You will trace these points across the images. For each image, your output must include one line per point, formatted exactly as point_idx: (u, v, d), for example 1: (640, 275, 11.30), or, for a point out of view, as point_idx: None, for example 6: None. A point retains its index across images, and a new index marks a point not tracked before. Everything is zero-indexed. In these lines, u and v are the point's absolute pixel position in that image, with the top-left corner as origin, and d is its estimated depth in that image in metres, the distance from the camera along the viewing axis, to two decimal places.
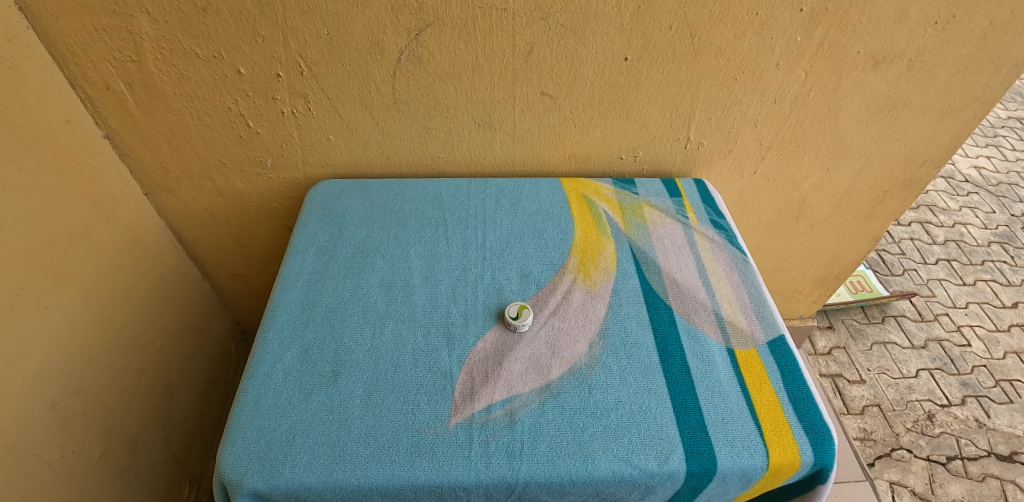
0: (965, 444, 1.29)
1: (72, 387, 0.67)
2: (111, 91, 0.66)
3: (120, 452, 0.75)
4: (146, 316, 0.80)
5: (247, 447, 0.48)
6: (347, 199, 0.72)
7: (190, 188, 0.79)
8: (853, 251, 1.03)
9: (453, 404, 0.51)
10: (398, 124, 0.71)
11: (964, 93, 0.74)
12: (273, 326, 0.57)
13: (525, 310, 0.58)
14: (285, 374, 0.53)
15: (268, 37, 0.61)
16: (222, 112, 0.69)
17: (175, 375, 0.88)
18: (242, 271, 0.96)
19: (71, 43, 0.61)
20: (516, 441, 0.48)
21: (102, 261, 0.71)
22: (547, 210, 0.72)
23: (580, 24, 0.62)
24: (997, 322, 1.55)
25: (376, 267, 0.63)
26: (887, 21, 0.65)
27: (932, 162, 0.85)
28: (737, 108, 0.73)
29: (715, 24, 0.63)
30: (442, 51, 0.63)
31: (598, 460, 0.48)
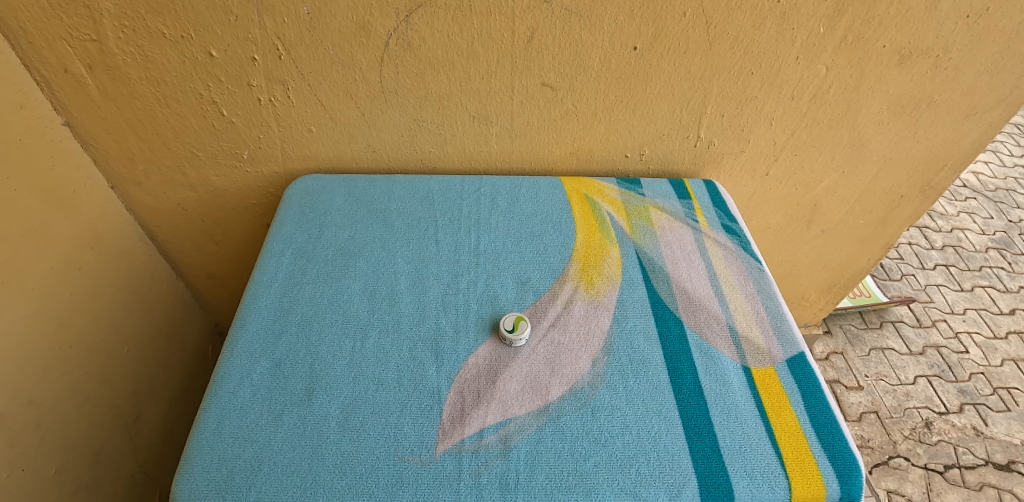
0: (962, 452, 1.25)
1: (24, 398, 0.60)
2: (69, 74, 0.60)
3: (79, 468, 0.69)
4: (111, 320, 0.74)
5: (207, 476, 0.42)
6: (330, 196, 0.66)
7: (160, 182, 0.73)
8: (864, 257, 0.99)
9: (441, 429, 0.45)
10: (386, 116, 0.66)
11: (991, 92, 0.70)
12: (242, 336, 0.51)
13: (523, 322, 0.53)
14: (253, 391, 0.47)
15: (242, 17, 0.56)
16: (193, 99, 0.63)
17: (144, 383, 0.82)
18: (219, 271, 0.90)
19: (22, 19, 0.54)
20: (511, 471, 0.43)
21: (60, 260, 0.65)
22: (546, 211, 0.66)
23: (587, 8, 0.56)
24: (995, 329, 1.52)
25: (359, 272, 0.58)
26: (916, 13, 0.60)
27: (952, 166, 0.81)
28: (751, 104, 0.68)
29: (733, 12, 0.58)
30: (434, 36, 0.58)
31: (603, 494, 0.42)
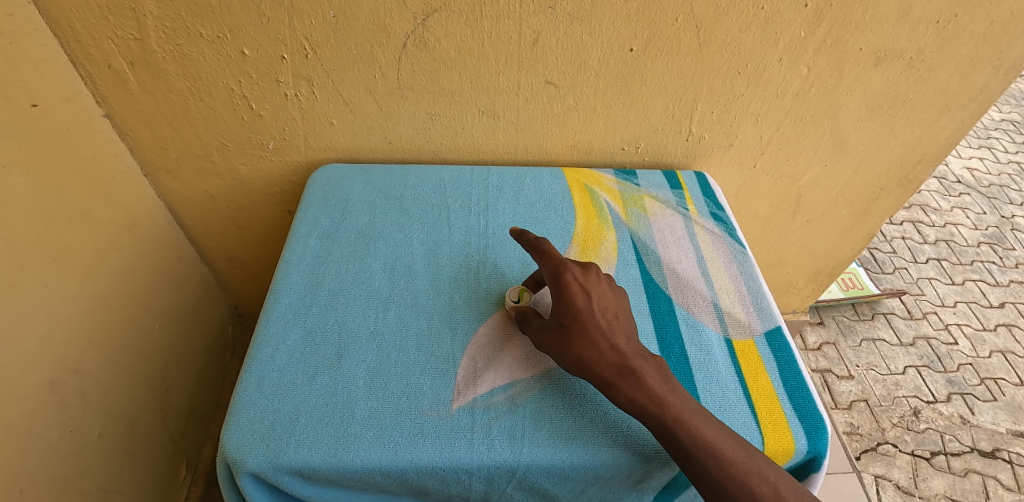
0: (949, 440, 1.31)
1: (71, 367, 0.66)
2: (112, 70, 0.65)
3: (118, 433, 0.74)
4: (144, 299, 0.80)
5: (251, 426, 0.48)
6: (350, 184, 0.72)
7: (191, 170, 0.79)
8: (848, 247, 1.05)
9: (456, 389, 0.51)
10: (402, 110, 0.71)
11: (962, 92, 0.76)
12: (276, 307, 0.57)
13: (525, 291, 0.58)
14: (288, 355, 0.53)
15: (273, 19, 0.61)
16: (225, 94, 0.69)
17: (173, 358, 0.88)
18: (240, 254, 0.95)
19: (72, 19, 0.60)
20: (517, 425, 0.49)
21: (101, 242, 0.71)
22: (549, 199, 0.72)
23: (588, 13, 0.62)
24: (984, 321, 1.58)
25: (379, 253, 0.64)
26: (890, 19, 0.65)
27: (928, 160, 0.86)
28: (738, 102, 0.73)
29: (721, 17, 0.63)
30: (448, 37, 0.63)
31: (598, 444, 0.49)
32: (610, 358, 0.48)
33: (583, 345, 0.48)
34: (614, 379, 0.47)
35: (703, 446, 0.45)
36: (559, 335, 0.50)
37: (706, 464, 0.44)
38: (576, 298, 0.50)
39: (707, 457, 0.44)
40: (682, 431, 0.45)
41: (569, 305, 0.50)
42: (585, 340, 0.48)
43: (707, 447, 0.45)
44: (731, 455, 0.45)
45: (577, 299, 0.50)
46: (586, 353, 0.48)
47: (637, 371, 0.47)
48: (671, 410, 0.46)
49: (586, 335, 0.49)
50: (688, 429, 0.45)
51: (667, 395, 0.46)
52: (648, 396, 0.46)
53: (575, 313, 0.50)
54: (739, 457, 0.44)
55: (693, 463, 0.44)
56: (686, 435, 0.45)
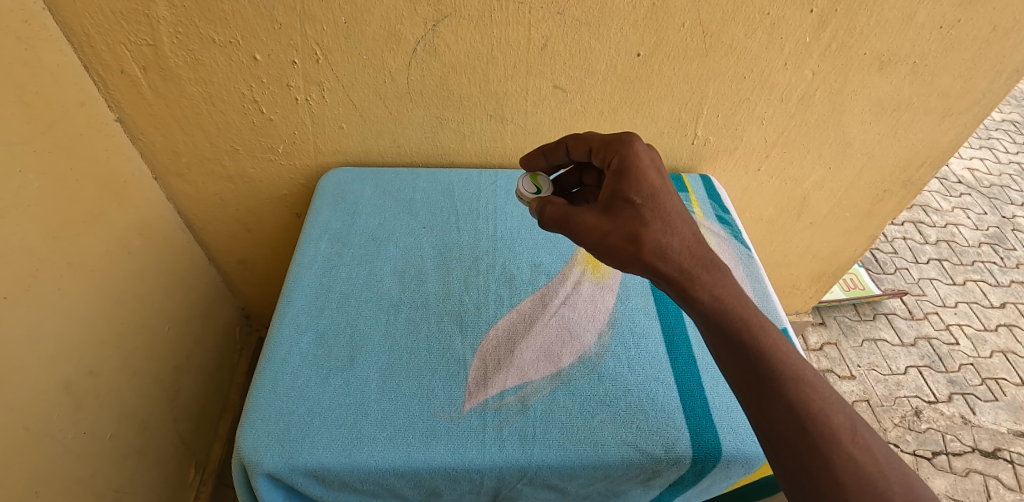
0: (951, 439, 1.32)
1: (85, 369, 0.67)
2: (125, 75, 0.66)
3: (129, 434, 0.75)
4: (155, 300, 0.80)
5: (266, 428, 0.49)
6: (359, 187, 0.73)
7: (201, 174, 0.80)
8: (851, 248, 1.06)
9: (467, 390, 0.52)
10: (411, 114, 0.72)
11: (965, 95, 0.76)
12: (289, 310, 0.58)
13: (539, 176, 0.59)
14: (302, 357, 0.54)
15: (285, 25, 0.62)
16: (236, 98, 0.70)
17: (182, 359, 0.89)
18: (248, 256, 0.96)
19: (87, 25, 0.60)
20: (528, 426, 0.50)
21: (114, 245, 0.71)
22: None
23: (596, 19, 0.62)
24: (986, 322, 1.58)
25: (389, 256, 0.64)
26: (894, 24, 0.66)
27: (931, 163, 0.87)
28: (744, 106, 0.74)
29: (728, 23, 0.64)
30: (458, 42, 0.64)
31: (608, 444, 0.49)
32: (690, 245, 0.44)
33: (660, 227, 0.44)
34: (693, 271, 0.43)
35: (781, 361, 0.42)
36: (632, 212, 0.45)
37: (788, 386, 0.41)
38: (649, 178, 0.48)
39: (793, 379, 0.41)
40: (761, 335, 0.43)
41: (643, 185, 0.47)
42: (662, 221, 0.45)
43: (791, 369, 0.42)
44: (811, 377, 0.42)
45: (650, 177, 0.48)
46: (662, 235, 0.44)
47: (722, 275, 0.44)
48: (754, 323, 0.43)
49: (663, 217, 0.45)
50: (766, 333, 0.43)
51: (751, 309, 0.44)
52: (728, 305, 0.43)
53: (649, 195, 0.46)
54: (823, 386, 0.42)
55: (772, 383, 0.41)
56: (769, 353, 0.42)
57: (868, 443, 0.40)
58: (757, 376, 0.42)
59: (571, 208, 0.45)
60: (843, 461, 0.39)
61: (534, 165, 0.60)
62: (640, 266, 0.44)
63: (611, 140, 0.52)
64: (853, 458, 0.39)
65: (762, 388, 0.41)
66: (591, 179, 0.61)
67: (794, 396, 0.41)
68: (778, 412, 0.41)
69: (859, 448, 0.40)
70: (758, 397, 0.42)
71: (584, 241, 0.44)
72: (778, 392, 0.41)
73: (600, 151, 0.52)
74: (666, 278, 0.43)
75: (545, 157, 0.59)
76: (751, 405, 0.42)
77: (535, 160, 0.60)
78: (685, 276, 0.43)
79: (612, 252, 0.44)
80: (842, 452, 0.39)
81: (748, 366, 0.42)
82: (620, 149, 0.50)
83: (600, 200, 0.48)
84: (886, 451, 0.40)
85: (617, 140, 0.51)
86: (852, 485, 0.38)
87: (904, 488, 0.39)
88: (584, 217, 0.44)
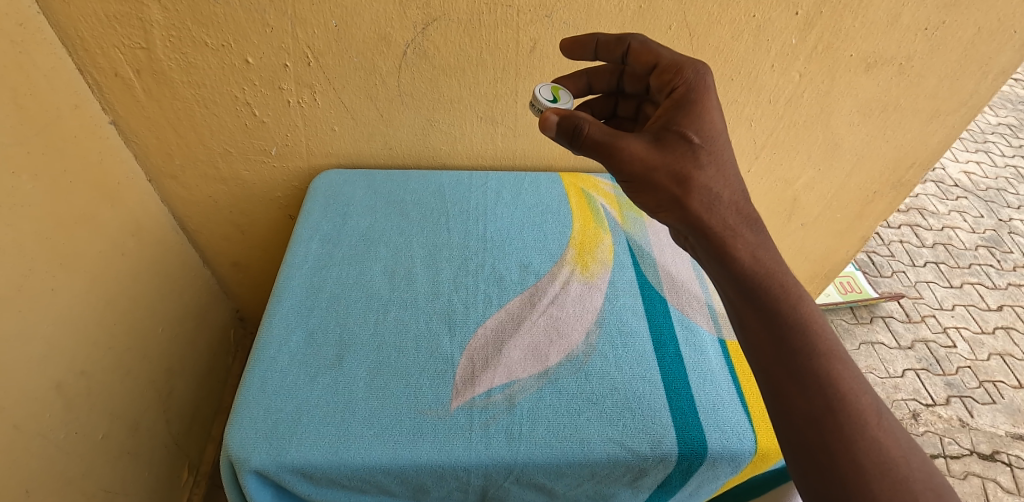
0: (948, 443, 1.32)
1: (77, 369, 0.67)
2: (118, 78, 0.67)
3: (121, 435, 0.75)
4: (148, 302, 0.81)
5: (255, 425, 0.49)
6: (351, 189, 0.73)
7: (195, 176, 0.80)
8: (843, 250, 1.06)
9: (454, 389, 0.53)
10: (402, 116, 0.73)
11: (952, 97, 0.77)
12: (279, 310, 0.58)
13: (561, 90, 0.56)
14: (291, 356, 0.54)
15: (277, 28, 0.62)
16: (229, 101, 0.70)
17: (176, 360, 0.89)
18: (242, 259, 0.97)
19: (80, 29, 0.61)
20: (515, 423, 0.50)
21: (107, 246, 0.72)
22: (546, 203, 0.73)
23: (583, 22, 0.63)
24: (983, 324, 1.59)
25: (380, 256, 0.65)
26: (879, 26, 0.67)
27: (920, 164, 0.88)
28: (732, 108, 0.75)
29: (714, 25, 0.65)
30: (447, 45, 0.65)
31: (594, 442, 0.50)
32: (738, 196, 0.44)
33: (712, 174, 0.44)
34: (736, 229, 0.43)
35: (807, 334, 0.42)
36: (687, 150, 0.44)
37: (818, 361, 0.41)
38: (714, 115, 0.46)
39: (825, 353, 0.41)
40: (791, 304, 0.43)
41: (706, 123, 0.45)
42: (716, 168, 0.44)
43: (824, 344, 0.42)
44: (840, 354, 0.42)
45: (715, 117, 0.46)
46: (713, 181, 0.44)
47: (766, 239, 0.44)
48: (792, 291, 0.43)
49: (718, 163, 0.44)
50: (799, 302, 0.43)
51: (789, 279, 0.43)
52: (766, 268, 0.43)
53: (710, 135, 0.45)
54: (852, 366, 0.42)
55: (802, 352, 0.41)
56: (803, 323, 0.42)
57: (892, 428, 0.40)
58: (787, 343, 0.42)
59: (619, 133, 0.44)
60: (866, 443, 0.38)
61: (580, 50, 0.55)
62: (681, 209, 0.43)
63: (678, 64, 0.50)
64: (877, 442, 0.38)
65: (792, 356, 0.41)
66: (625, 109, 0.61)
67: (823, 369, 0.41)
68: (804, 383, 0.40)
69: (884, 432, 0.39)
70: (784, 369, 0.41)
71: (624, 170, 0.44)
72: (808, 364, 0.41)
73: (664, 74, 0.50)
74: (706, 229, 0.43)
75: (597, 49, 0.54)
76: (777, 372, 0.41)
77: (584, 48, 0.55)
78: (727, 231, 0.43)
79: (656, 189, 0.43)
80: (865, 431, 0.39)
81: (779, 330, 0.42)
82: (688, 78, 0.48)
83: (650, 131, 0.46)
84: (909, 439, 0.40)
85: (682, 67, 0.49)
86: (874, 465, 0.38)
87: (924, 476, 0.38)
88: (631, 144, 0.43)
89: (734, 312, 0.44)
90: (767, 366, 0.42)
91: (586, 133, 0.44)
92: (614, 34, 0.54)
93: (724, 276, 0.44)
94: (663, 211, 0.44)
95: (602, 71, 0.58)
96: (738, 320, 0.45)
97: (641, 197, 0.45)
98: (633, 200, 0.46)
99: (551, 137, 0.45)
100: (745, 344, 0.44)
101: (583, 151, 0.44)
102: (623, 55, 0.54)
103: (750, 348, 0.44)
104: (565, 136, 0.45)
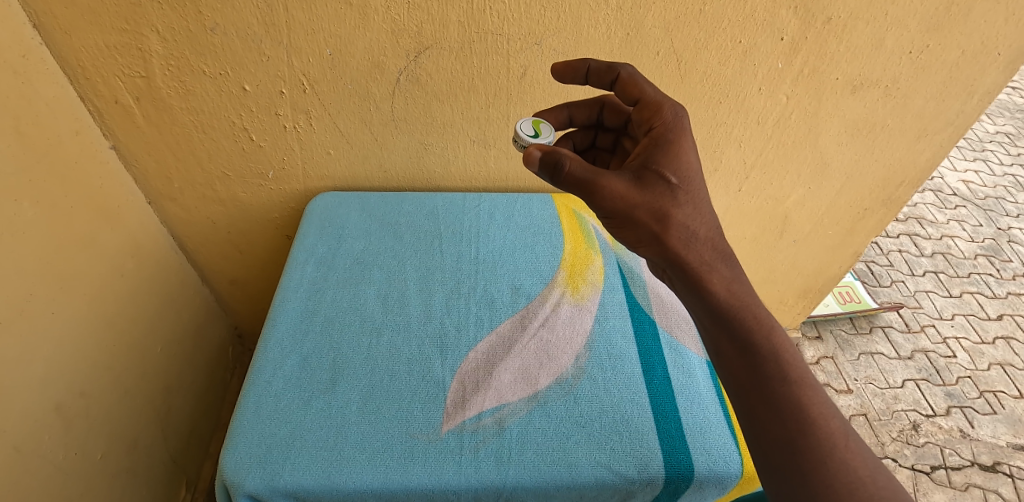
0: (949, 454, 1.31)
1: (76, 390, 0.68)
2: (118, 105, 0.68)
3: (120, 454, 0.76)
4: (147, 321, 0.82)
5: (249, 450, 0.50)
6: (346, 211, 0.74)
7: (193, 198, 0.82)
8: (836, 265, 1.07)
9: (445, 412, 0.53)
10: (396, 140, 0.74)
11: (939, 117, 0.78)
12: (273, 334, 0.59)
13: (541, 124, 0.58)
14: (285, 381, 0.55)
15: (273, 57, 0.64)
16: (226, 126, 0.72)
17: (174, 378, 0.90)
18: (241, 277, 0.98)
19: (82, 59, 0.63)
20: (505, 447, 0.51)
21: (107, 268, 0.73)
22: (538, 225, 0.75)
23: (572, 48, 0.65)
24: (983, 335, 1.59)
25: (373, 279, 0.66)
26: (864, 50, 0.68)
27: (911, 181, 0.89)
28: (721, 129, 0.76)
29: (701, 51, 0.66)
30: (440, 72, 0.66)
31: (582, 465, 0.50)
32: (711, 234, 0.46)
33: (690, 212, 0.45)
34: (712, 264, 0.46)
35: (782, 363, 0.45)
36: (666, 190, 0.45)
37: (790, 388, 0.44)
38: (690, 156, 0.48)
39: (798, 381, 0.44)
40: (764, 335, 0.45)
41: (683, 163, 0.47)
42: (693, 207, 0.46)
43: (795, 372, 0.45)
44: (809, 379, 0.45)
45: (690, 156, 0.48)
46: (690, 219, 0.45)
47: (740, 273, 0.46)
48: (765, 323, 0.46)
49: (694, 202, 0.46)
50: (770, 332, 0.45)
51: (761, 310, 0.46)
52: (742, 301, 0.46)
53: (686, 175, 0.46)
54: (821, 392, 0.45)
55: (776, 381, 0.44)
56: (777, 353, 0.45)
57: (859, 448, 0.43)
58: (762, 371, 0.44)
59: (601, 171, 0.44)
60: (837, 465, 0.41)
61: (572, 74, 0.56)
62: (660, 245, 0.45)
63: (659, 104, 0.51)
64: (846, 463, 0.42)
65: (767, 384, 0.44)
66: (603, 141, 0.63)
67: (796, 397, 0.43)
68: (778, 411, 0.43)
69: (852, 453, 0.42)
70: (760, 398, 0.44)
71: (605, 206, 0.44)
72: (781, 391, 0.44)
73: (645, 111, 0.51)
74: (685, 264, 0.45)
75: (588, 75, 0.55)
76: (753, 399, 0.44)
77: (575, 72, 0.55)
78: (704, 267, 0.45)
79: (636, 225, 0.45)
80: (835, 453, 0.42)
81: (754, 360, 0.45)
82: (666, 119, 0.50)
83: (631, 168, 0.47)
84: (873, 458, 0.43)
85: (662, 108, 0.51)
86: (845, 486, 0.41)
87: (889, 492, 0.41)
88: (612, 182, 0.44)
89: (711, 342, 0.47)
90: (744, 393, 0.45)
91: (567, 170, 0.44)
92: (605, 61, 0.55)
93: (700, 309, 0.46)
94: (643, 246, 0.46)
95: (582, 104, 0.61)
96: (714, 348, 0.47)
97: (622, 232, 0.46)
98: (613, 234, 0.47)
99: (533, 172, 0.46)
100: (722, 372, 0.47)
101: (564, 187, 0.45)
102: (612, 83, 0.55)
103: (727, 375, 0.46)
104: (546, 171, 0.45)
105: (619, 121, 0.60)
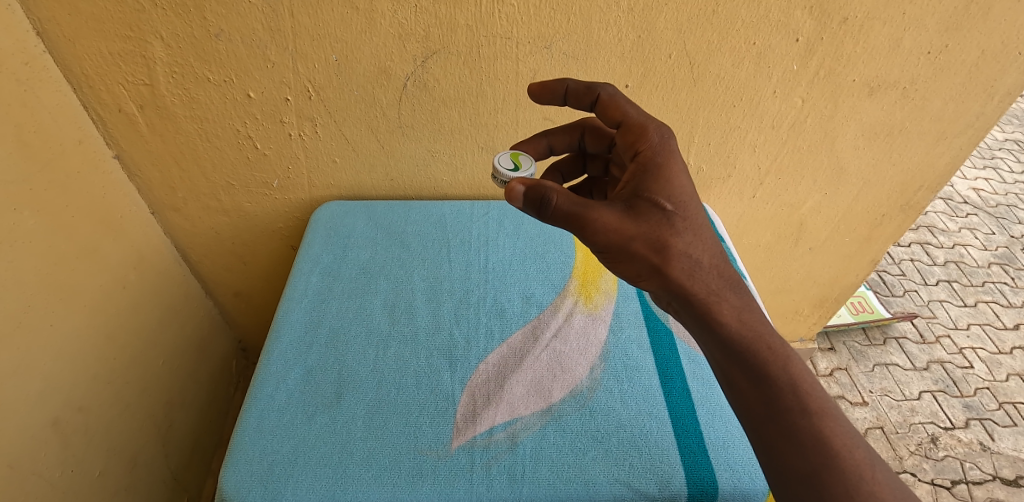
0: (969, 468, 1.27)
1: (74, 405, 0.66)
2: (122, 113, 0.67)
3: (119, 471, 0.74)
4: (148, 333, 0.80)
5: (250, 468, 0.47)
6: (352, 220, 0.73)
7: (197, 207, 0.80)
8: (852, 273, 1.04)
9: (455, 427, 0.51)
10: (403, 147, 0.73)
11: (958, 119, 0.76)
12: (277, 346, 0.57)
13: (520, 155, 0.56)
14: (288, 395, 0.53)
15: (278, 63, 0.63)
16: (230, 135, 0.71)
17: (176, 393, 0.88)
18: (245, 289, 0.96)
19: (86, 67, 0.62)
20: (518, 463, 0.49)
21: (109, 280, 0.71)
22: (548, 233, 0.73)
23: (582, 53, 0.63)
24: (1000, 345, 1.54)
25: (380, 289, 0.64)
26: (881, 51, 0.67)
27: (929, 186, 0.86)
28: (735, 133, 0.74)
29: (714, 53, 0.65)
30: (447, 78, 0.65)
31: (599, 483, 0.48)
32: (712, 262, 0.43)
33: (689, 239, 0.43)
34: (720, 293, 0.43)
35: (800, 395, 0.42)
36: (665, 217, 0.43)
37: (808, 421, 0.41)
38: (682, 178, 0.45)
39: (819, 413, 0.41)
40: (782, 371, 0.42)
41: (676, 189, 0.44)
42: (692, 234, 0.43)
43: (815, 403, 0.42)
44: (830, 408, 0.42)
45: (683, 180, 0.45)
46: (691, 247, 0.42)
47: (749, 300, 0.44)
48: (780, 353, 0.43)
49: (693, 228, 0.43)
50: (785, 366, 0.43)
51: (775, 339, 0.44)
52: (753, 331, 0.43)
53: (682, 199, 0.44)
54: (844, 421, 0.43)
55: (796, 413, 0.41)
56: (793, 385, 0.42)
57: (888, 481, 0.41)
58: (779, 405, 0.42)
59: (590, 201, 0.41)
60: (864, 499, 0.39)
61: (550, 95, 0.53)
62: (662, 277, 0.42)
63: (643, 126, 0.48)
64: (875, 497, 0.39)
65: (784, 418, 0.41)
66: (592, 168, 0.62)
67: (818, 429, 0.41)
68: (800, 446, 0.41)
69: (880, 486, 0.40)
70: (773, 433, 0.42)
71: (598, 241, 0.41)
72: (801, 424, 0.41)
73: (628, 135, 0.49)
74: (690, 295, 0.43)
75: (567, 97, 0.53)
76: (771, 435, 0.42)
77: (554, 93, 0.53)
78: (711, 297, 0.42)
79: (633, 258, 0.42)
80: (861, 487, 0.40)
81: (769, 393, 0.42)
82: (653, 142, 0.47)
83: (622, 197, 0.45)
84: (903, 489, 0.41)
85: (646, 130, 0.48)
86: None
87: None
88: (603, 214, 0.41)
89: (723, 375, 0.44)
90: (760, 429, 0.43)
91: (554, 205, 0.40)
92: (584, 81, 0.53)
93: (710, 342, 0.43)
94: (644, 280, 0.44)
95: (559, 133, 0.59)
96: (726, 380, 0.45)
97: (619, 266, 0.43)
98: (610, 268, 0.44)
99: (516, 208, 0.42)
100: (737, 408, 0.44)
101: (552, 222, 0.41)
102: (592, 104, 0.53)
103: (743, 410, 0.44)
104: (531, 206, 0.41)
105: (601, 146, 0.58)
